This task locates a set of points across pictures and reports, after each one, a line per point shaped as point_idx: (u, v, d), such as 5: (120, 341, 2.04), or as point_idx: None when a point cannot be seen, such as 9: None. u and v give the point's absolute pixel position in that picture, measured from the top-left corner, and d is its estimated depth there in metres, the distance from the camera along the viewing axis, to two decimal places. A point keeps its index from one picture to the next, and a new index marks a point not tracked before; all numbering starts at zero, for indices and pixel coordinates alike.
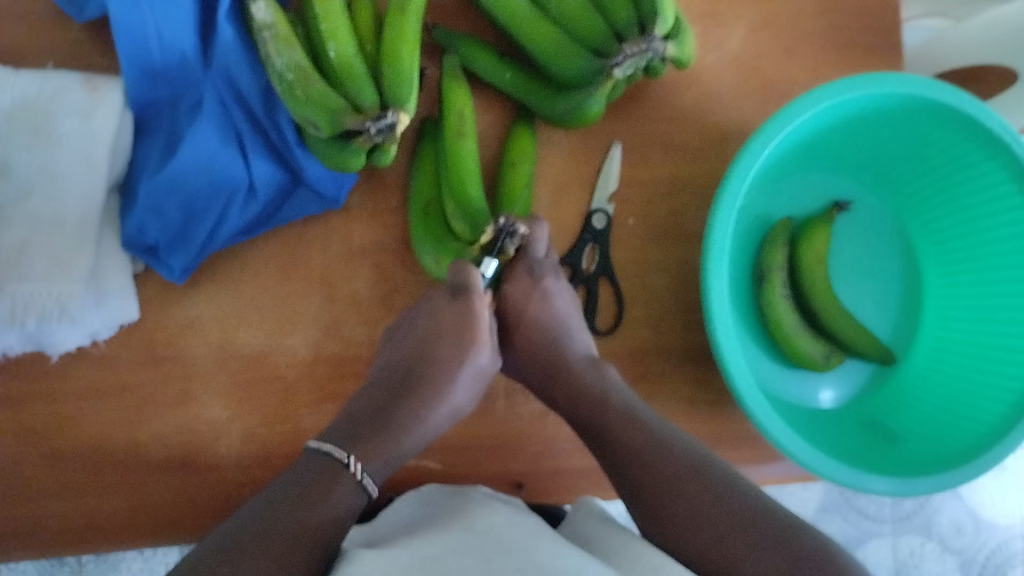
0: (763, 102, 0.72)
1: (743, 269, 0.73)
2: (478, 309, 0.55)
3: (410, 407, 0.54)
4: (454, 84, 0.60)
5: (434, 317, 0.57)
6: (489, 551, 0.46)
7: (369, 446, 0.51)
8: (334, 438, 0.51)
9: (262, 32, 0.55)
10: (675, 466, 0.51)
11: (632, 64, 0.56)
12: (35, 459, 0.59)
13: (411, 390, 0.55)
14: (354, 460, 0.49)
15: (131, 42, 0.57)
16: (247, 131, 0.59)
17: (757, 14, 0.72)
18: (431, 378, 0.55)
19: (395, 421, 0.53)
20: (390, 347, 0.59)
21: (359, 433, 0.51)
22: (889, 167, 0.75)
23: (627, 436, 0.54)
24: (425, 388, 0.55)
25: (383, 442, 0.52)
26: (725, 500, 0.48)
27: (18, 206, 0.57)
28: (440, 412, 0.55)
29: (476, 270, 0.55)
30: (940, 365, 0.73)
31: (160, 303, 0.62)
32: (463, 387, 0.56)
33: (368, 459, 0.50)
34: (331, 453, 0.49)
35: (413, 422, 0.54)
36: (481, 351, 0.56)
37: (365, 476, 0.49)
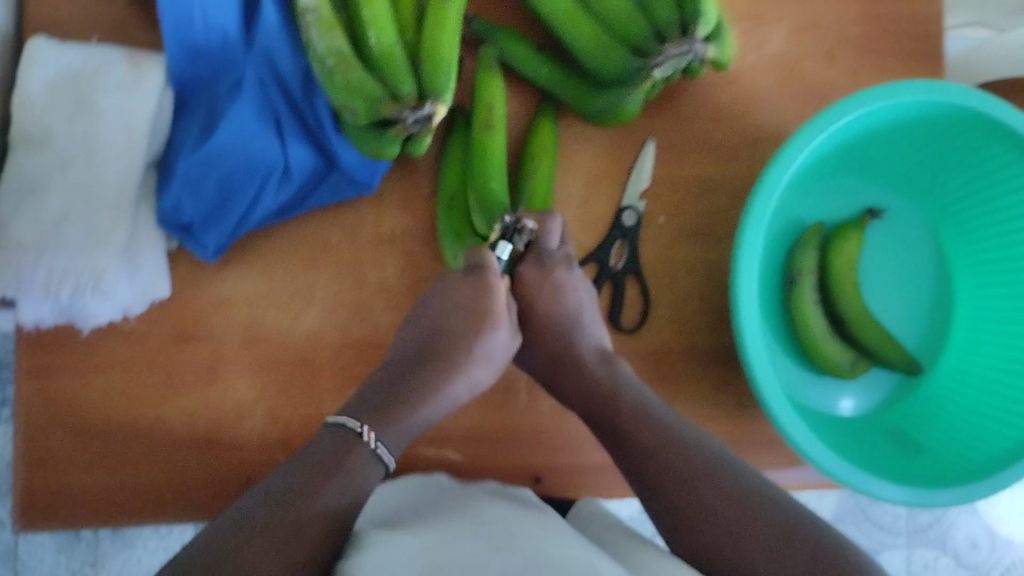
0: (800, 104, 0.71)
1: (772, 273, 0.72)
2: (495, 285, 0.54)
3: (426, 381, 0.54)
4: (489, 77, 0.60)
5: (451, 293, 0.56)
6: (498, 540, 0.46)
7: (383, 417, 0.51)
8: (353, 412, 0.51)
9: (304, 15, 0.56)
10: (686, 462, 0.51)
11: (672, 65, 0.57)
12: (62, 431, 0.60)
13: (428, 362, 0.54)
14: (366, 428, 0.49)
15: (175, 20, 0.57)
16: (284, 114, 0.59)
17: (800, 15, 0.71)
18: (448, 352, 0.55)
19: (412, 392, 0.53)
20: (410, 323, 0.58)
21: (375, 407, 0.51)
22: (926, 176, 0.74)
23: (642, 432, 0.53)
24: (443, 362, 0.54)
25: (399, 415, 0.51)
26: (738, 499, 0.48)
27: (55, 178, 0.57)
28: (461, 386, 0.55)
29: (492, 254, 0.55)
30: (967, 377, 0.72)
31: (191, 282, 0.62)
32: (483, 364, 0.56)
33: (384, 429, 0.50)
34: (343, 424, 0.49)
35: (430, 395, 0.53)
36: (498, 328, 0.56)
37: (377, 444, 0.49)
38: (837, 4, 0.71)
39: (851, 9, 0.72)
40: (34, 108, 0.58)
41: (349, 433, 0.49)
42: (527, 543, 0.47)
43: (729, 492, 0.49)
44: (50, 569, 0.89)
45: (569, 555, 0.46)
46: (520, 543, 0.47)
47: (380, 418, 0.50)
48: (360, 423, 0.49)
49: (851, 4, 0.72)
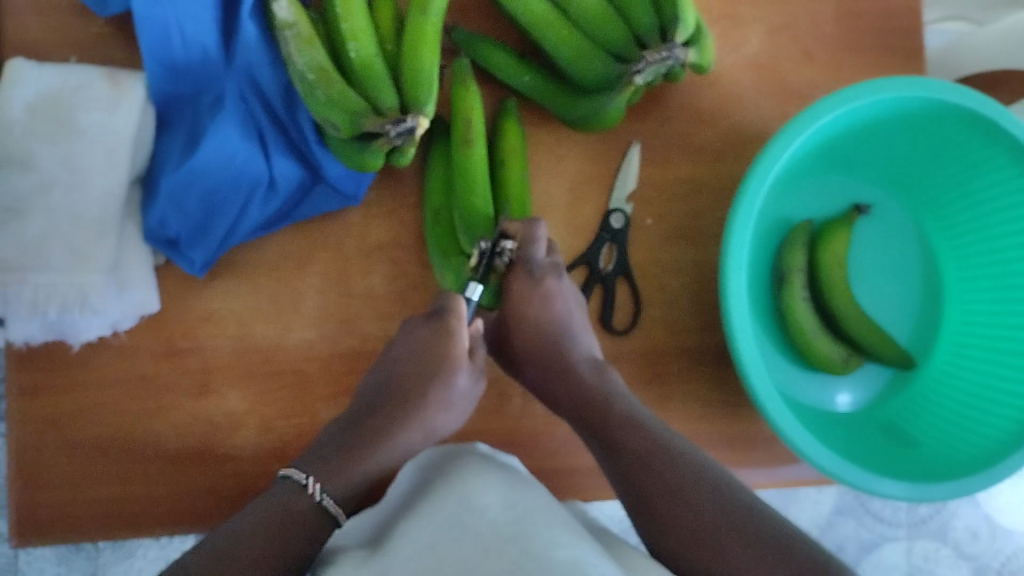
0: (784, 103, 0.71)
1: (760, 272, 0.73)
2: (455, 329, 0.54)
3: (385, 429, 0.54)
4: (464, 87, 0.60)
5: (415, 340, 0.56)
6: (485, 540, 0.44)
7: (336, 466, 0.51)
8: (306, 458, 0.51)
9: (283, 30, 0.56)
10: (676, 471, 0.50)
11: (654, 71, 0.57)
12: (54, 448, 0.60)
13: (388, 410, 0.54)
14: (312, 479, 0.49)
15: (153, 38, 0.57)
16: (268, 128, 0.60)
17: (780, 14, 0.71)
18: (408, 399, 0.55)
19: (371, 438, 0.53)
20: (377, 368, 0.58)
21: (333, 452, 0.51)
22: (912, 172, 0.75)
23: (630, 439, 0.52)
24: (402, 407, 0.55)
25: (357, 462, 0.51)
26: (725, 513, 0.47)
27: (40, 198, 0.57)
28: (419, 433, 0.55)
29: (462, 297, 0.55)
30: (958, 371, 0.72)
31: (180, 296, 0.62)
32: (442, 410, 0.56)
33: (337, 476, 0.50)
34: (290, 475, 0.49)
35: (386, 444, 0.53)
36: (458, 373, 0.56)
37: (325, 496, 0.49)
38: (816, 2, 0.72)
39: (831, 7, 0.72)
40: (15, 129, 0.58)
41: (295, 484, 0.49)
42: (529, 539, 0.44)
43: (715, 506, 0.47)
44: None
45: (558, 553, 0.42)
46: (520, 541, 0.44)
47: (337, 462, 0.51)
48: (307, 472, 0.50)
49: (831, 2, 0.72)
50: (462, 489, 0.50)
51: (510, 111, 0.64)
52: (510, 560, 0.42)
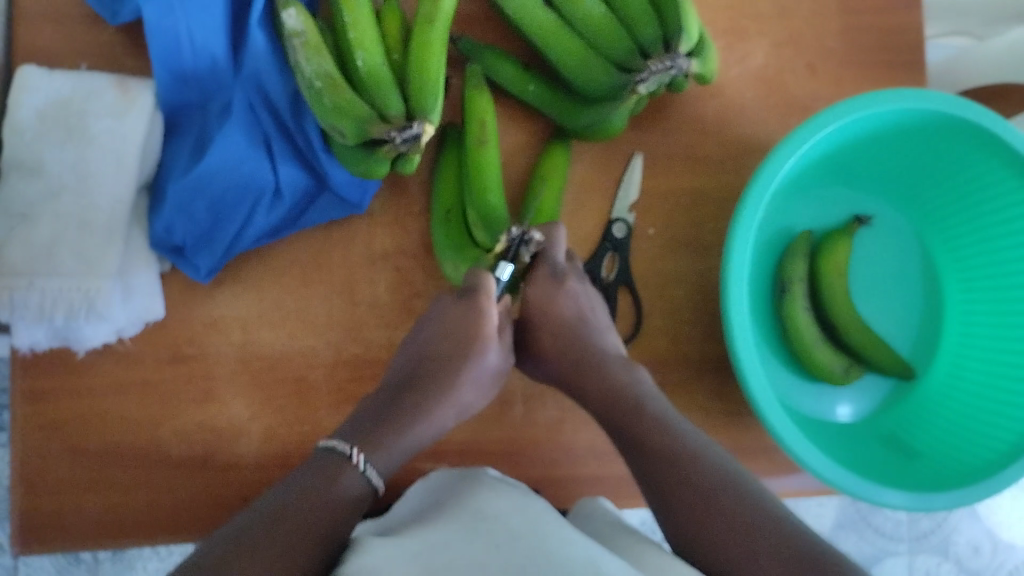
0: (785, 115, 0.72)
1: (762, 282, 0.73)
2: (486, 309, 0.55)
3: (419, 403, 0.55)
4: (476, 92, 0.61)
5: (446, 320, 0.57)
6: (502, 538, 0.45)
7: (374, 439, 0.51)
8: (343, 434, 0.52)
9: (291, 38, 0.56)
10: (703, 473, 0.50)
11: (656, 80, 0.58)
12: (58, 453, 0.60)
13: (420, 386, 0.56)
14: (357, 451, 0.49)
15: (163, 46, 0.58)
16: (274, 135, 0.60)
17: (781, 28, 0.72)
18: (444, 373, 0.56)
19: (407, 415, 0.54)
20: (407, 347, 0.59)
21: (368, 427, 0.52)
22: (912, 184, 0.75)
23: (658, 440, 0.53)
24: (434, 386, 0.56)
25: (396, 435, 0.52)
26: (738, 508, 0.48)
27: (48, 204, 0.58)
28: (452, 407, 0.56)
29: (490, 274, 0.55)
30: (959, 382, 0.72)
31: (185, 303, 0.62)
32: (474, 386, 0.57)
33: (375, 449, 0.51)
34: (335, 447, 0.49)
35: (423, 417, 0.54)
36: (488, 351, 0.57)
37: (366, 464, 0.49)
38: (818, 16, 0.73)
39: (832, 21, 0.73)
40: (26, 135, 0.58)
41: (338, 455, 0.49)
42: (538, 540, 0.45)
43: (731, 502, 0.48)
44: None
45: (571, 552, 0.44)
46: (530, 540, 0.45)
47: (375, 435, 0.51)
48: (350, 445, 0.50)
49: (832, 16, 0.73)
50: (473, 500, 0.51)
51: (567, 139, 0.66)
52: (524, 556, 0.43)
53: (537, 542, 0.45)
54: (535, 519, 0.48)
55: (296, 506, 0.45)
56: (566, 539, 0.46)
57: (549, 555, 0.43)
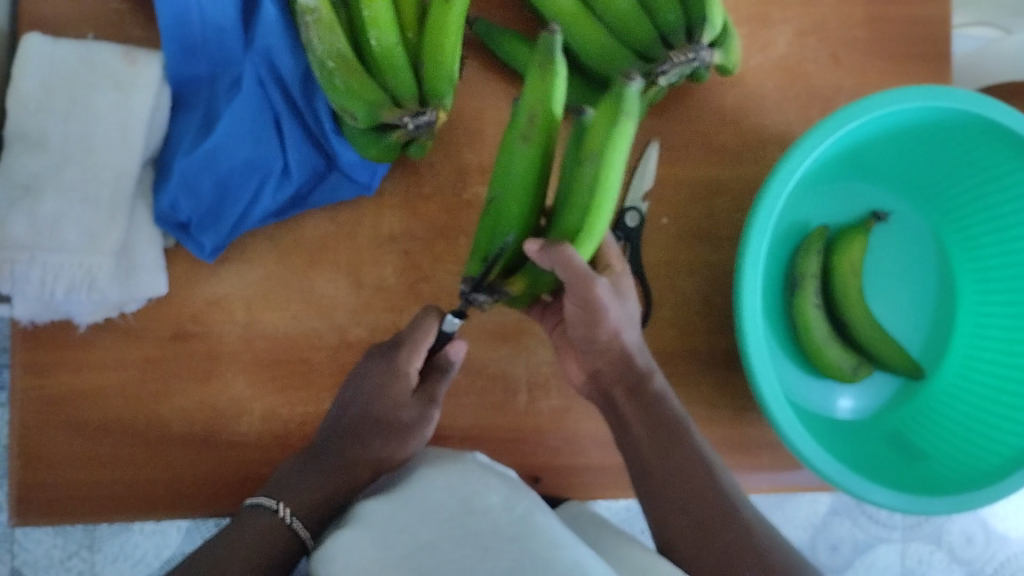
0: (806, 107, 0.70)
1: (773, 278, 0.72)
2: (405, 366, 0.53)
3: (337, 459, 0.52)
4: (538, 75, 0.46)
5: (366, 377, 0.55)
6: (487, 540, 0.43)
7: (296, 492, 0.50)
8: (275, 485, 0.51)
9: (303, 15, 0.54)
10: (714, 497, 0.51)
11: (678, 72, 0.56)
12: (57, 427, 0.59)
13: (337, 445, 0.52)
14: (282, 505, 0.49)
15: (173, 17, 0.56)
16: (284, 113, 0.59)
17: (806, 16, 0.70)
18: (358, 434, 0.53)
19: (326, 474, 0.51)
20: (346, 393, 0.55)
21: (291, 484, 0.51)
22: (933, 181, 0.74)
23: (679, 453, 0.53)
24: (356, 442, 0.52)
25: (315, 496, 0.50)
26: (743, 545, 0.49)
27: (52, 177, 0.57)
28: (368, 469, 0.52)
29: (429, 325, 0.53)
30: (969, 383, 0.72)
31: (189, 280, 0.61)
32: (395, 444, 0.53)
33: (300, 500, 0.50)
34: (258, 503, 0.50)
35: (341, 475, 0.51)
36: (406, 407, 0.54)
37: (293, 517, 0.49)
38: (845, 4, 0.71)
39: (857, 11, 0.71)
40: (30, 105, 0.57)
41: (266, 510, 0.49)
42: (529, 541, 0.44)
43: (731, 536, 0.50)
44: (47, 551, 0.90)
45: (559, 554, 0.43)
46: (521, 542, 0.44)
47: (295, 491, 0.50)
48: (278, 500, 0.50)
49: (857, 5, 0.71)
50: (466, 489, 0.49)
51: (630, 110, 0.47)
52: (510, 560, 0.42)
53: (524, 545, 0.43)
54: (523, 516, 0.47)
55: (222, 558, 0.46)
56: (554, 539, 0.45)
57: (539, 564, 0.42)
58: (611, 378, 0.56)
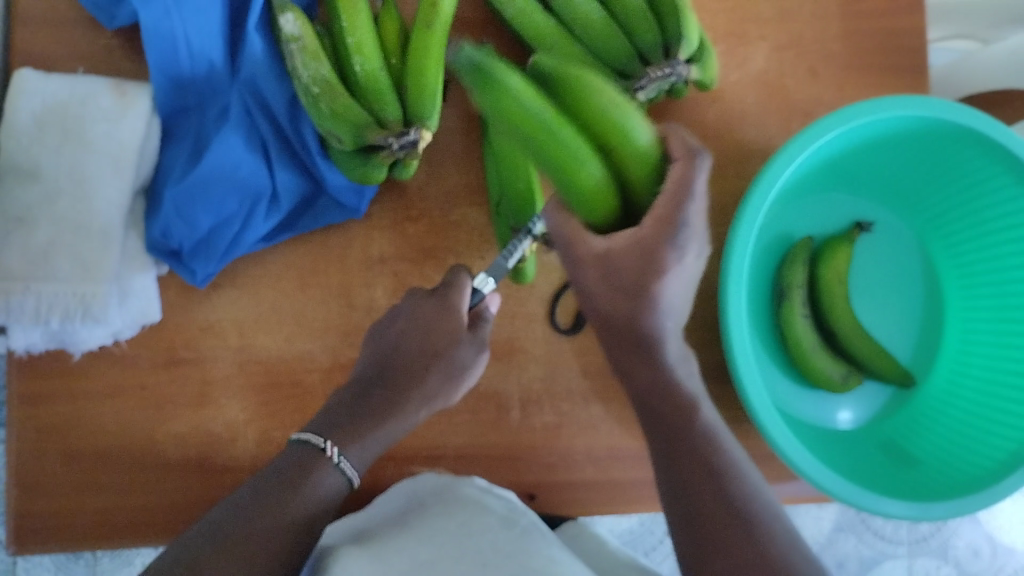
0: (786, 120, 0.72)
1: (761, 289, 0.72)
2: (455, 307, 0.55)
3: (393, 398, 0.52)
4: None
5: (416, 320, 0.55)
6: (487, 557, 0.50)
7: (352, 430, 0.50)
8: (320, 423, 0.50)
9: (288, 43, 0.56)
10: (726, 492, 0.50)
11: (656, 87, 0.57)
12: (52, 457, 0.60)
13: (389, 386, 0.52)
14: (332, 444, 0.49)
15: (159, 49, 0.57)
16: (271, 140, 0.60)
17: (784, 32, 0.72)
18: (414, 370, 0.53)
19: (377, 412, 0.51)
20: (379, 337, 0.56)
21: (341, 420, 0.50)
22: (913, 190, 0.75)
23: (697, 453, 0.52)
24: (415, 381, 0.53)
25: (366, 433, 0.50)
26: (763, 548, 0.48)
27: (44, 207, 0.58)
28: (424, 406, 0.53)
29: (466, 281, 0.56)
30: (961, 389, 0.72)
31: (181, 306, 0.62)
32: (451, 381, 0.54)
33: (353, 443, 0.50)
34: (309, 440, 0.49)
35: (395, 414, 0.52)
36: (460, 346, 0.54)
37: (344, 460, 0.49)
38: (822, 21, 0.72)
39: (834, 27, 0.72)
40: (23, 138, 0.58)
41: (314, 449, 0.48)
42: (524, 556, 0.50)
43: (707, 487, 0.50)
44: None
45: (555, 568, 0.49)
46: (517, 557, 0.50)
47: (349, 432, 0.50)
48: (327, 438, 0.49)
49: (833, 21, 0.72)
50: (464, 511, 0.55)
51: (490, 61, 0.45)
52: (510, 574, 0.48)
53: (520, 559, 0.49)
54: (517, 537, 0.52)
55: (271, 507, 0.46)
56: (544, 554, 0.50)
57: (533, 570, 0.48)
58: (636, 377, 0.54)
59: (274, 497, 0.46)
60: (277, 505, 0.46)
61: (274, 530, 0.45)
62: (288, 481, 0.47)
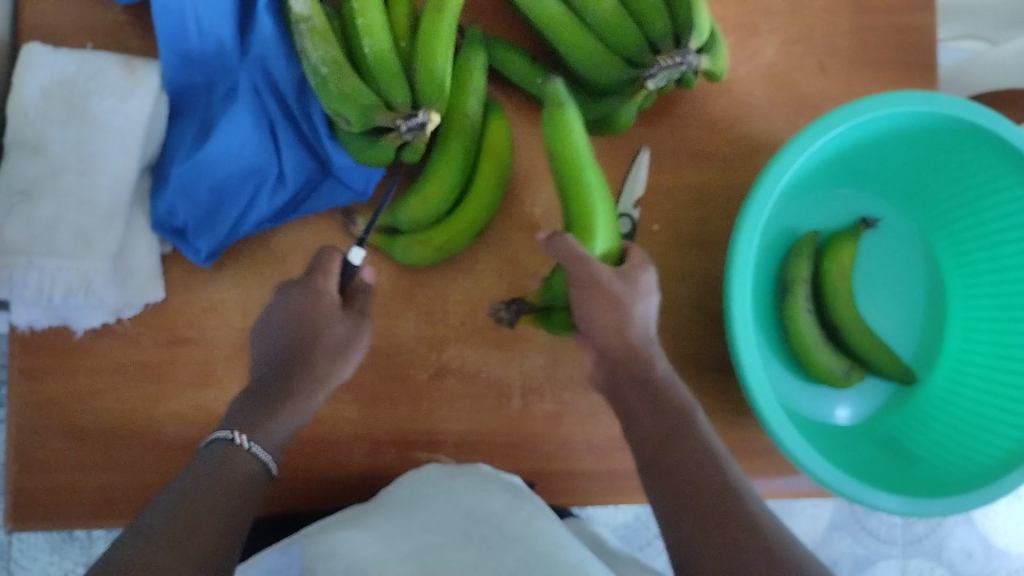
0: (794, 114, 0.72)
1: (765, 284, 0.72)
2: (324, 288, 0.52)
3: (287, 386, 0.49)
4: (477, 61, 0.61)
5: (291, 308, 0.51)
6: (493, 540, 0.49)
7: (257, 422, 0.47)
8: (224, 425, 0.47)
9: (297, 24, 0.55)
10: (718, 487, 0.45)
11: (666, 76, 0.57)
12: (52, 432, 0.60)
13: (281, 376, 0.50)
14: (241, 433, 0.45)
15: (169, 26, 0.57)
16: (279, 121, 0.60)
17: (793, 26, 0.71)
18: (302, 353, 0.51)
19: (281, 403, 0.48)
20: (264, 333, 0.53)
21: (246, 415, 0.47)
22: (919, 187, 0.75)
23: (684, 449, 0.48)
24: (300, 365, 0.50)
25: (271, 425, 0.47)
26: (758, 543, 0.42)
27: (49, 183, 0.58)
28: (318, 389, 0.51)
29: (338, 254, 0.54)
30: (961, 387, 0.72)
31: (185, 286, 0.62)
32: (335, 360, 0.52)
33: (261, 431, 0.46)
34: (219, 436, 0.45)
35: (293, 403, 0.49)
36: (335, 325, 0.52)
37: (254, 443, 0.45)
38: (832, 16, 0.72)
39: (843, 22, 0.72)
40: (29, 113, 0.58)
41: (222, 444, 0.45)
42: (531, 540, 0.49)
43: (698, 479, 0.46)
44: (44, 568, 0.90)
45: (562, 554, 0.48)
46: (525, 541, 0.49)
47: (254, 423, 0.46)
48: (232, 431, 0.46)
49: (843, 17, 0.72)
50: (471, 499, 0.54)
51: (558, 100, 0.52)
52: (516, 558, 0.47)
53: (525, 541, 0.49)
54: (525, 519, 0.52)
55: (199, 501, 0.40)
56: (549, 540, 0.50)
57: (535, 553, 0.47)
58: (619, 370, 0.52)
59: (200, 494, 0.41)
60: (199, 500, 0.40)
61: (207, 524, 0.39)
62: (211, 476, 0.42)
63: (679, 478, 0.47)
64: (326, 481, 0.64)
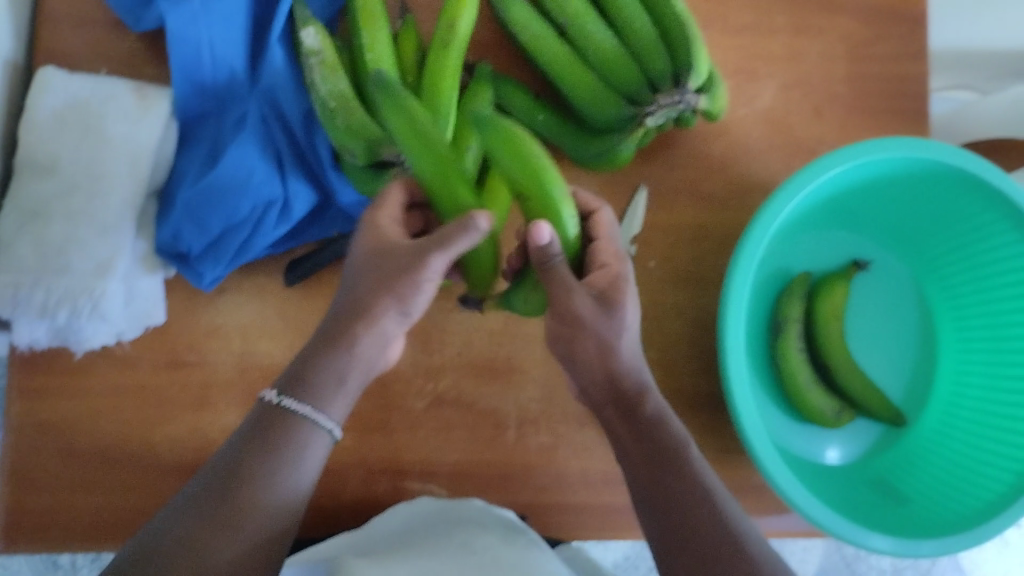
0: (790, 157, 0.73)
1: (758, 324, 0.73)
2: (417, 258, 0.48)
3: (342, 334, 0.49)
4: (479, 91, 0.63)
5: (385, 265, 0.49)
6: None
7: (298, 379, 0.48)
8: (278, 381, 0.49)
9: (308, 57, 0.58)
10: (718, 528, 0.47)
11: (664, 114, 0.59)
12: (47, 452, 0.60)
13: (337, 324, 0.49)
14: (281, 397, 0.47)
15: (183, 54, 0.59)
16: (286, 151, 0.61)
17: (791, 73, 0.73)
18: (369, 294, 0.49)
19: (327, 359, 0.48)
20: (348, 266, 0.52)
21: (294, 369, 0.48)
22: (910, 232, 0.76)
23: (680, 483, 0.49)
24: (368, 300, 0.49)
25: (313, 381, 0.48)
26: None
27: (58, 203, 0.59)
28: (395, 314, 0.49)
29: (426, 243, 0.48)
30: (952, 431, 0.72)
31: (187, 309, 0.63)
32: (399, 296, 0.49)
33: (303, 390, 0.47)
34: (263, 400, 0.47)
35: (344, 350, 0.49)
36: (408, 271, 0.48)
37: (299, 406, 0.47)
38: (828, 64, 0.74)
39: (839, 70, 0.74)
40: (43, 134, 0.59)
41: (267, 406, 0.47)
42: None
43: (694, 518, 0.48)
44: None
45: None
46: None
47: (295, 381, 0.48)
48: (278, 393, 0.48)
49: (839, 65, 0.74)
50: (473, 537, 0.57)
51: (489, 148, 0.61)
52: None
53: None
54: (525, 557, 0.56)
55: (232, 482, 0.44)
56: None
57: None
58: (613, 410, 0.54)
59: (228, 481, 0.44)
60: (228, 489, 0.44)
61: (239, 521, 0.43)
62: (246, 451, 0.45)
63: (664, 512, 0.49)
64: (319, 508, 0.64)
